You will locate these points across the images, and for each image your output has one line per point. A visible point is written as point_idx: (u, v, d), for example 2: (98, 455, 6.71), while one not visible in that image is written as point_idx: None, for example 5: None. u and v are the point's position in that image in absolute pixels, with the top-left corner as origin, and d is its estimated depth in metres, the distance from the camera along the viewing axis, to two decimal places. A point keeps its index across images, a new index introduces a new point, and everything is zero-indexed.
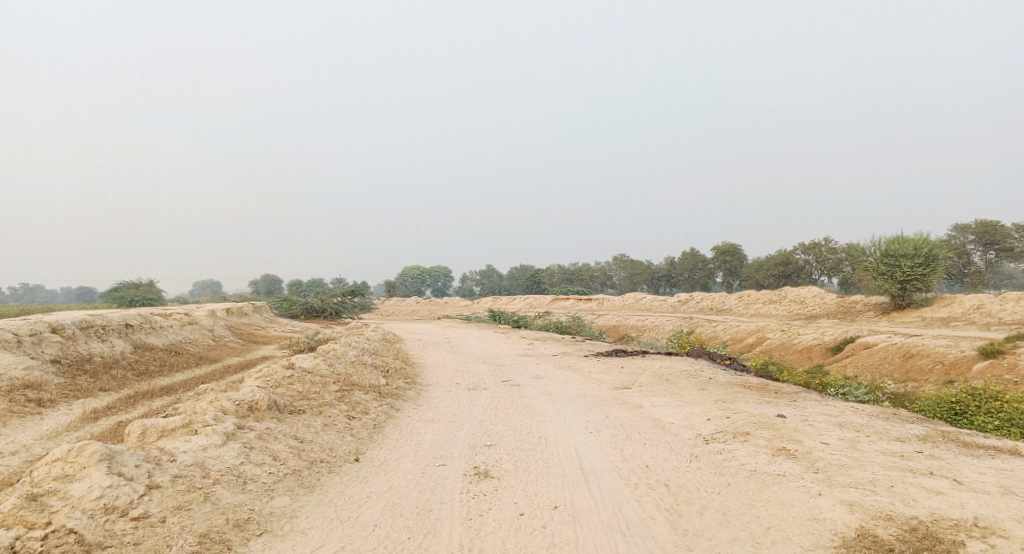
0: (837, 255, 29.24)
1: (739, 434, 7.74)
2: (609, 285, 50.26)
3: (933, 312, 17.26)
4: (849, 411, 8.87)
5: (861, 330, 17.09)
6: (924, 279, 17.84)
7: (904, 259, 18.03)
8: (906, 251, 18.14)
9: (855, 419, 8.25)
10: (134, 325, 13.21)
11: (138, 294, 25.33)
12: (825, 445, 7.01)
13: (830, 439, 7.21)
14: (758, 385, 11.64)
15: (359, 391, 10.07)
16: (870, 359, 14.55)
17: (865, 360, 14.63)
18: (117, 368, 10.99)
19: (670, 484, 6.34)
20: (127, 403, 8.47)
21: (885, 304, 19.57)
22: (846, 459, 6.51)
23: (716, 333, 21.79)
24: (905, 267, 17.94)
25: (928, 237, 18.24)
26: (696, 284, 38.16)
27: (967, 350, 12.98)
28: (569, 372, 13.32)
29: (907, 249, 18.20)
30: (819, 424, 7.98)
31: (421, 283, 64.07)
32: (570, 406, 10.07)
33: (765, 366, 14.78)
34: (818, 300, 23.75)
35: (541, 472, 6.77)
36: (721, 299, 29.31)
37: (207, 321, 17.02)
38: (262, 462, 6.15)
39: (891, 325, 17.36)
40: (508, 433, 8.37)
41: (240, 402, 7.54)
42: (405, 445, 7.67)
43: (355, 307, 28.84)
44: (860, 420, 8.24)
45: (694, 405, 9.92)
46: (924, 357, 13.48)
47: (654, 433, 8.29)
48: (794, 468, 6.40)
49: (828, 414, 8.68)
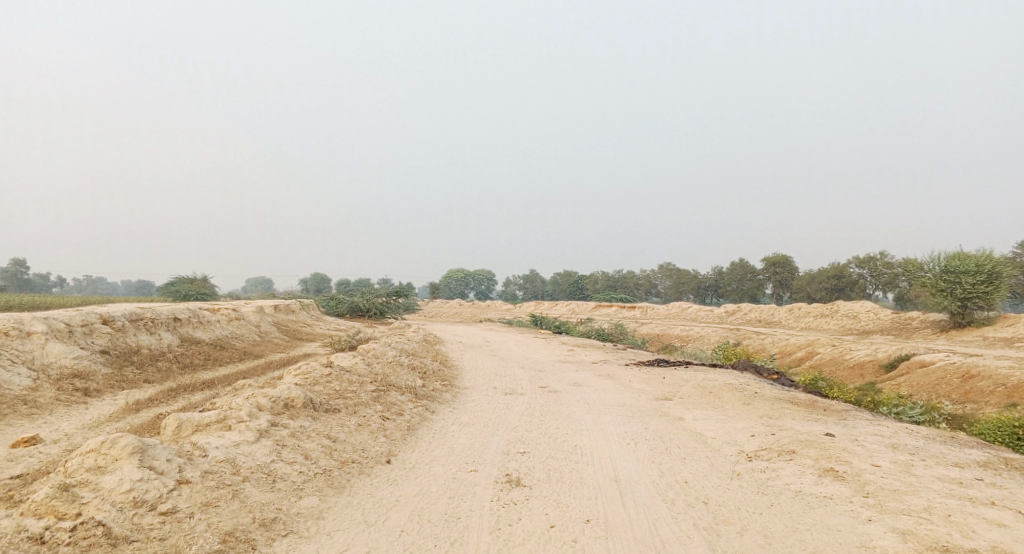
0: (894, 269, 27.81)
1: (785, 452, 7.29)
2: (653, 294, 49.29)
3: (996, 331, 16.11)
4: (904, 433, 8.26)
5: (918, 348, 16.10)
6: (987, 297, 16.67)
7: (965, 276, 16.95)
8: (966, 268, 17.05)
9: (910, 441, 7.66)
10: (182, 319, 13.58)
11: (193, 289, 26.24)
12: (878, 467, 6.50)
13: (882, 461, 6.69)
14: (806, 401, 11.03)
15: (395, 391, 10.01)
16: (926, 378, 13.66)
17: (921, 379, 13.74)
18: (163, 361, 11.28)
19: (709, 502, 5.98)
20: (168, 396, 8.65)
21: (945, 321, 18.42)
22: (899, 483, 6.01)
23: (764, 346, 20.99)
24: (966, 284, 16.85)
25: (992, 253, 17.09)
26: (744, 296, 36.96)
27: None
28: (607, 381, 12.98)
29: (968, 266, 17.11)
30: (871, 445, 7.44)
31: (464, 286, 64.42)
32: (607, 416, 9.75)
33: (814, 382, 14.07)
34: (871, 316, 22.58)
35: (574, 483, 6.51)
36: (769, 311, 28.26)
37: (253, 317, 17.41)
38: (293, 461, 6.11)
39: (951, 343, 16.28)
40: (541, 441, 8.13)
41: (276, 399, 7.55)
42: (437, 449, 7.54)
43: (399, 308, 29.11)
44: (915, 442, 7.64)
45: (738, 420, 9.45)
46: (985, 378, 12.55)
47: (694, 447, 7.91)
48: (844, 491, 5.94)
49: (881, 435, 8.10)
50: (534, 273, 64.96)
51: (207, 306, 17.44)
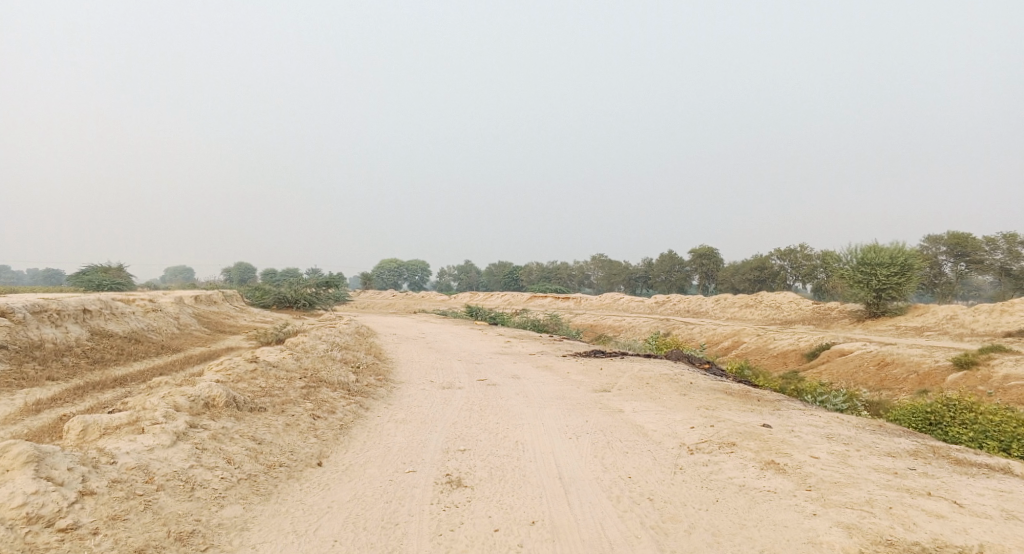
0: (812, 261, 29.36)
1: (724, 444, 7.42)
2: (586, 285, 50.09)
3: (907, 322, 17.25)
4: (834, 422, 8.61)
5: (837, 337, 17.01)
6: (899, 288, 17.83)
7: (881, 268, 18.00)
8: (882, 260, 18.12)
9: (841, 431, 7.98)
10: (92, 310, 12.46)
11: (105, 278, 24.32)
12: (815, 459, 6.71)
13: (820, 453, 6.92)
14: (739, 391, 11.36)
15: (327, 388, 9.54)
16: (845, 367, 14.42)
17: (840, 367, 14.48)
18: (69, 356, 10.29)
19: (655, 499, 5.98)
20: (74, 395, 7.84)
21: (859, 312, 19.56)
22: (839, 476, 6.22)
23: (692, 336, 21.65)
24: (881, 276, 17.91)
25: (905, 247, 18.24)
26: (673, 287, 38.10)
27: (941, 361, 12.85)
28: (546, 373, 12.94)
29: (883, 258, 18.17)
30: (807, 436, 7.69)
31: (398, 276, 63.18)
32: (548, 409, 9.66)
33: (741, 370, 14.55)
34: (793, 306, 23.75)
35: (518, 482, 6.35)
36: (698, 302, 29.20)
37: (172, 308, 16.26)
38: (214, 466, 5.63)
39: (865, 333, 17.30)
40: (483, 437, 7.94)
41: (196, 398, 6.98)
42: (373, 448, 7.19)
43: (330, 298, 28.11)
44: (847, 432, 7.97)
45: (676, 411, 9.59)
46: (898, 366, 13.36)
47: (636, 440, 7.93)
48: (785, 485, 6.08)
49: (813, 424, 8.41)
50: (469, 262, 64.56)
51: (121, 296, 16.14)
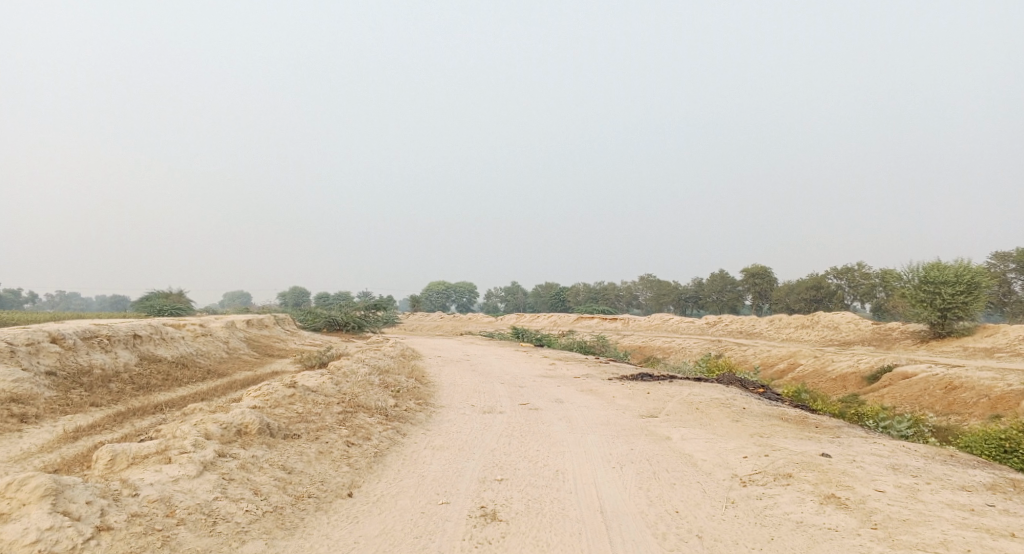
0: (870, 280, 27.85)
1: (781, 476, 6.78)
2: (634, 305, 49.06)
3: (977, 342, 15.92)
4: (902, 451, 7.81)
5: (900, 358, 15.84)
6: (966, 307, 16.50)
7: (945, 285, 16.74)
8: (946, 277, 16.85)
9: (910, 462, 7.19)
10: (142, 336, 12.77)
11: (167, 304, 25.25)
12: (883, 493, 6.01)
13: (887, 486, 6.21)
14: (796, 418, 10.59)
15: (364, 413, 9.35)
16: (910, 389, 13.34)
17: (904, 390, 13.40)
18: (116, 381, 10.49)
19: (703, 536, 5.44)
20: (113, 422, 7.88)
21: (924, 331, 18.20)
22: (908, 512, 5.53)
23: (745, 358, 20.66)
24: (946, 295, 16.64)
25: (971, 264, 16.91)
26: (724, 307, 36.78)
27: (1016, 384, 11.69)
28: (590, 397, 12.44)
29: (947, 275, 16.90)
30: (871, 467, 6.95)
31: (446, 299, 63.66)
32: (590, 436, 9.19)
33: (797, 394, 13.67)
34: (853, 326, 22.39)
35: (554, 515, 5.93)
36: (751, 322, 27.99)
37: (222, 332, 16.60)
38: (239, 498, 5.44)
39: (931, 354, 16.05)
40: (520, 465, 7.54)
41: (228, 425, 6.88)
42: (405, 478, 6.89)
43: (378, 321, 28.33)
44: (915, 463, 7.19)
45: (728, 439, 8.94)
46: (968, 389, 12.24)
47: (683, 471, 7.37)
48: (849, 523, 5.44)
49: (879, 454, 7.64)
50: (516, 286, 64.48)
51: (174, 322, 16.59)
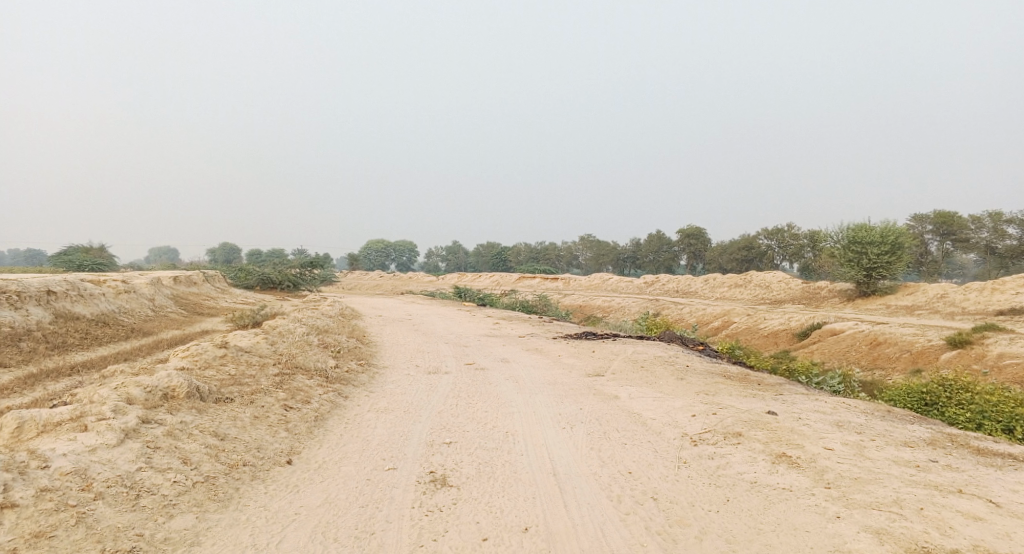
0: (800, 241, 28.87)
1: (730, 435, 6.88)
2: (574, 265, 49.55)
3: (898, 300, 16.81)
4: (840, 408, 8.09)
5: (828, 316, 16.57)
6: (889, 267, 17.33)
7: (871, 246, 17.47)
8: (872, 239, 17.58)
9: (850, 419, 7.45)
10: (57, 292, 11.66)
11: (86, 259, 23.42)
12: (831, 452, 6.18)
13: (834, 444, 6.39)
14: (737, 375, 10.87)
15: (303, 375, 8.89)
16: (837, 346, 13.98)
17: (831, 347, 14.03)
18: (27, 340, 9.55)
19: (659, 498, 5.44)
20: (23, 385, 7.12)
21: (849, 290, 19.10)
22: (859, 471, 5.69)
23: (682, 316, 21.17)
24: (872, 255, 17.39)
25: (895, 225, 17.74)
26: (661, 267, 37.56)
27: (934, 340, 12.41)
28: (536, 356, 12.37)
29: (873, 236, 17.63)
30: (817, 424, 7.16)
31: (386, 258, 62.26)
32: (540, 396, 9.10)
33: (733, 350, 14.09)
34: (783, 285, 23.26)
35: (508, 480, 5.77)
36: (687, 282, 28.71)
37: (147, 289, 15.45)
38: (166, 469, 5.00)
39: (856, 312, 16.88)
40: (470, 428, 7.34)
41: (153, 389, 6.33)
42: (349, 443, 6.58)
43: (315, 279, 27.33)
44: (858, 419, 7.45)
45: (674, 397, 9.04)
46: (890, 345, 12.92)
47: (634, 430, 7.37)
48: (802, 482, 5.56)
49: (821, 411, 7.89)
50: (457, 244, 63.73)
51: (90, 277, 15.30)
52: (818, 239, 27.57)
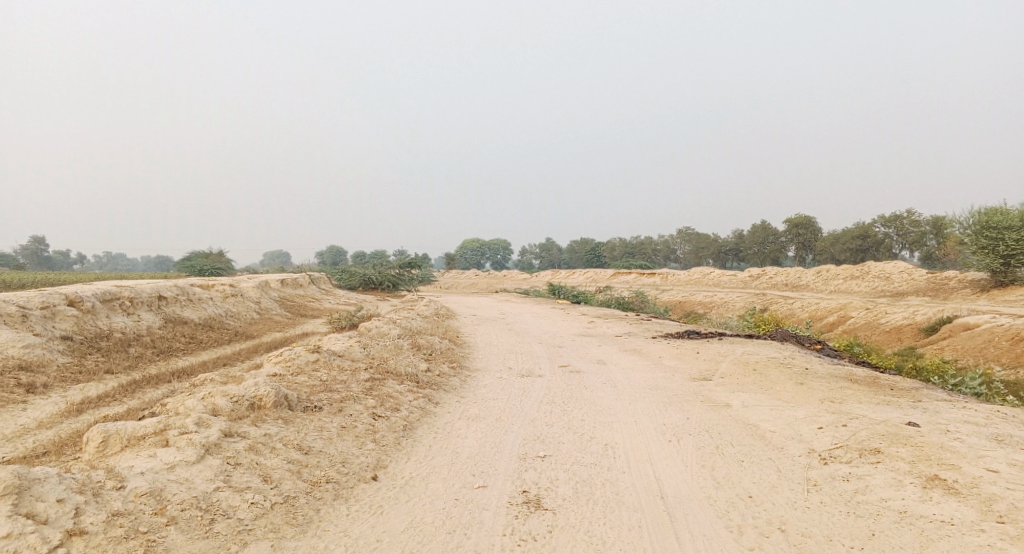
0: (921, 227, 26.02)
1: (867, 451, 5.39)
2: (671, 261, 47.35)
3: None
4: (996, 416, 6.52)
5: (960, 308, 14.18)
6: None
7: (1009, 231, 14.47)
8: (1009, 222, 14.54)
9: (1012, 432, 5.78)
10: (168, 297, 12.25)
11: (207, 264, 25.14)
12: (997, 475, 4.70)
13: (999, 464, 4.85)
14: (865, 378, 9.37)
15: (393, 380, 8.56)
16: (971, 342, 11.76)
17: (965, 342, 11.84)
18: (136, 346, 9.96)
19: (787, 528, 4.41)
20: (124, 392, 7.28)
21: (985, 279, 16.37)
22: None
23: (792, 311, 19.27)
24: (1009, 240, 14.36)
25: None
26: (766, 259, 34.77)
27: None
28: (633, 357, 11.44)
29: (1010, 219, 14.60)
30: (970, 438, 5.51)
31: (480, 256, 62.84)
32: (640, 403, 8.21)
33: (850, 348, 12.34)
34: (906, 276, 20.58)
35: (608, 503, 4.97)
36: (797, 274, 26.27)
37: (253, 293, 16.07)
38: (245, 488, 4.68)
39: (992, 303, 13.98)
40: (564, 439, 6.62)
41: (239, 399, 6.16)
42: (438, 456, 6.07)
43: (413, 279, 27.68)
44: (1021, 433, 5.83)
45: (795, 405, 7.81)
46: None
47: (750, 444, 6.04)
48: (965, 515, 4.26)
49: (972, 421, 6.36)
50: (550, 242, 63.16)
51: (202, 281, 16.10)
52: (943, 225, 24.88)
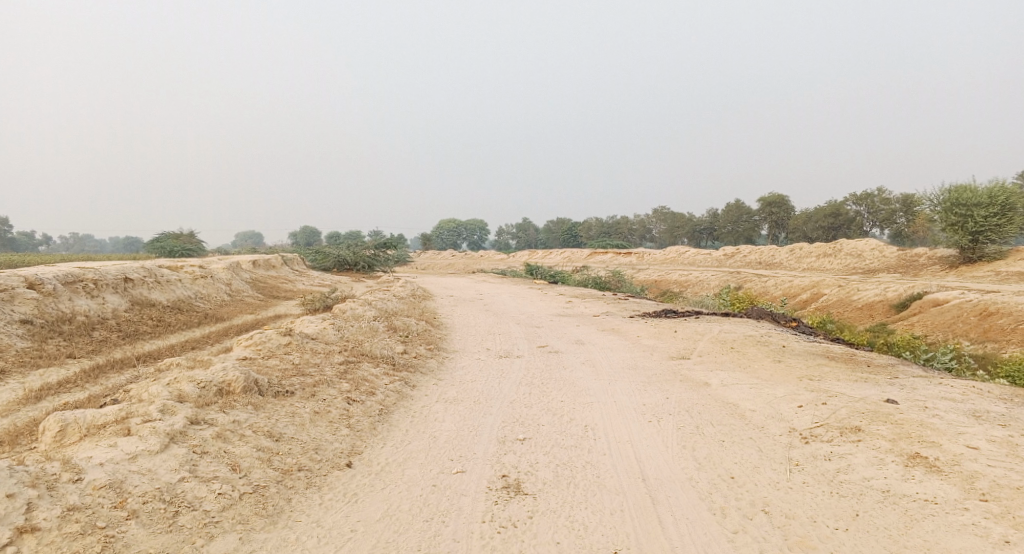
0: (892, 205, 26.42)
1: (847, 430, 5.40)
2: (647, 239, 47.51)
3: (1011, 266, 13.75)
4: (971, 392, 6.58)
5: (930, 284, 14.43)
6: (1000, 230, 14.39)
7: (978, 208, 14.64)
8: (978, 199, 14.72)
9: (989, 407, 5.84)
10: (134, 279, 11.80)
11: (177, 244, 24.41)
12: (977, 452, 4.72)
13: (978, 441, 4.89)
14: (841, 355, 9.46)
15: (369, 363, 8.35)
16: (940, 317, 11.97)
17: (934, 318, 12.04)
18: (101, 329, 9.57)
19: (770, 508, 4.38)
20: (87, 377, 6.96)
21: (953, 256, 16.66)
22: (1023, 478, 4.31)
23: (767, 289, 19.46)
24: (978, 218, 14.56)
25: (1006, 182, 14.86)
26: (740, 237, 35.05)
27: None
28: (612, 337, 11.39)
29: (979, 196, 14.77)
30: (948, 415, 5.56)
31: (457, 236, 62.39)
32: (620, 383, 8.16)
33: (823, 325, 12.47)
34: (877, 254, 20.89)
35: (590, 487, 4.89)
36: (771, 253, 26.52)
37: (224, 274, 15.61)
38: (212, 478, 4.47)
39: (960, 280, 14.25)
40: (545, 421, 6.52)
41: (207, 385, 5.91)
42: (415, 441, 5.93)
43: (390, 260, 27.28)
44: (995, 408, 5.89)
45: (774, 384, 7.83)
46: (1006, 317, 10.74)
47: (731, 424, 6.01)
48: (949, 493, 4.27)
49: (948, 397, 6.41)
50: (527, 221, 62.90)
51: (171, 263, 15.57)
52: (912, 203, 25.27)
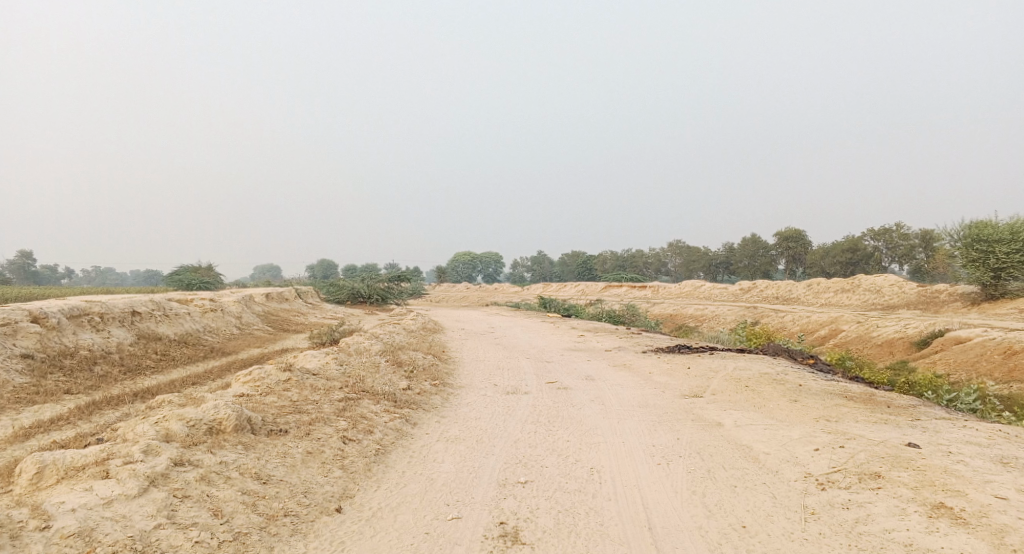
0: (910, 241, 25.89)
1: (866, 476, 5.03)
2: (662, 273, 47.07)
3: None
4: (998, 437, 6.16)
5: (952, 321, 13.92)
6: None
7: (999, 244, 14.21)
8: (999, 234, 14.30)
9: (1019, 454, 5.43)
10: (142, 313, 11.77)
11: (194, 277, 24.57)
12: (1007, 502, 4.34)
13: (1009, 491, 4.50)
14: (861, 395, 9.03)
15: (370, 400, 8.11)
16: (964, 355, 11.48)
17: (958, 356, 11.54)
18: (103, 363, 9.46)
19: None
20: (79, 414, 6.80)
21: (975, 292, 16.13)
22: None
23: (784, 324, 18.98)
24: (999, 254, 14.11)
25: None
26: (756, 272, 34.53)
27: None
28: (623, 373, 11.06)
29: (1000, 232, 14.37)
30: (975, 461, 5.17)
31: (472, 269, 62.49)
32: (629, 422, 7.82)
33: (842, 362, 12.03)
34: (896, 289, 20.36)
35: (591, 536, 4.56)
36: (788, 288, 26.02)
37: (235, 307, 15.58)
38: (190, 526, 4.02)
39: (983, 317, 13.73)
40: (548, 463, 6.20)
41: (197, 423, 5.71)
42: (410, 484, 5.64)
43: (403, 293, 27.19)
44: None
45: (790, 425, 7.45)
46: None
47: (744, 468, 5.65)
48: (977, 549, 3.89)
49: (975, 442, 6.00)
50: (542, 255, 62.87)
51: (183, 296, 15.59)
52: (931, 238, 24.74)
